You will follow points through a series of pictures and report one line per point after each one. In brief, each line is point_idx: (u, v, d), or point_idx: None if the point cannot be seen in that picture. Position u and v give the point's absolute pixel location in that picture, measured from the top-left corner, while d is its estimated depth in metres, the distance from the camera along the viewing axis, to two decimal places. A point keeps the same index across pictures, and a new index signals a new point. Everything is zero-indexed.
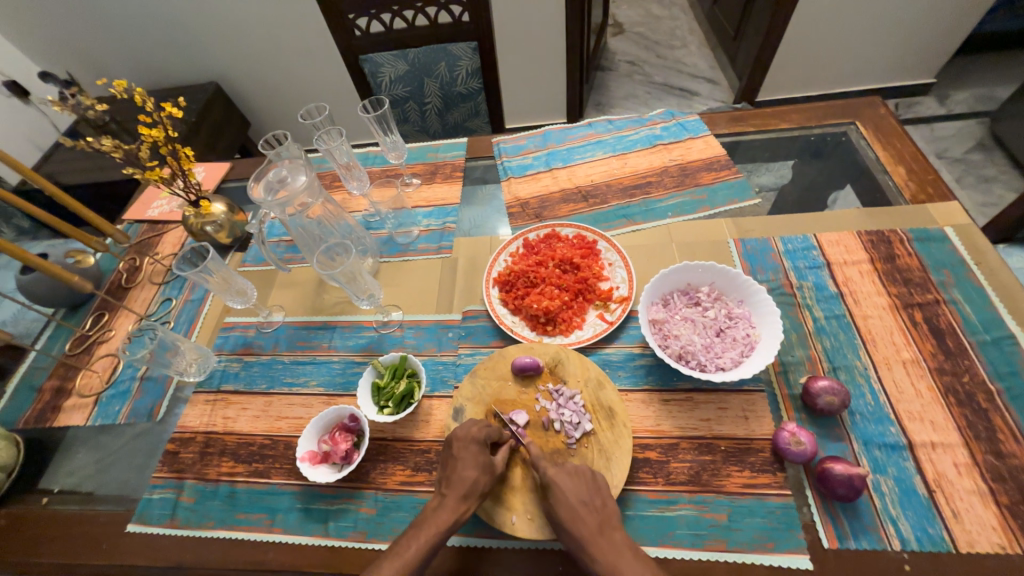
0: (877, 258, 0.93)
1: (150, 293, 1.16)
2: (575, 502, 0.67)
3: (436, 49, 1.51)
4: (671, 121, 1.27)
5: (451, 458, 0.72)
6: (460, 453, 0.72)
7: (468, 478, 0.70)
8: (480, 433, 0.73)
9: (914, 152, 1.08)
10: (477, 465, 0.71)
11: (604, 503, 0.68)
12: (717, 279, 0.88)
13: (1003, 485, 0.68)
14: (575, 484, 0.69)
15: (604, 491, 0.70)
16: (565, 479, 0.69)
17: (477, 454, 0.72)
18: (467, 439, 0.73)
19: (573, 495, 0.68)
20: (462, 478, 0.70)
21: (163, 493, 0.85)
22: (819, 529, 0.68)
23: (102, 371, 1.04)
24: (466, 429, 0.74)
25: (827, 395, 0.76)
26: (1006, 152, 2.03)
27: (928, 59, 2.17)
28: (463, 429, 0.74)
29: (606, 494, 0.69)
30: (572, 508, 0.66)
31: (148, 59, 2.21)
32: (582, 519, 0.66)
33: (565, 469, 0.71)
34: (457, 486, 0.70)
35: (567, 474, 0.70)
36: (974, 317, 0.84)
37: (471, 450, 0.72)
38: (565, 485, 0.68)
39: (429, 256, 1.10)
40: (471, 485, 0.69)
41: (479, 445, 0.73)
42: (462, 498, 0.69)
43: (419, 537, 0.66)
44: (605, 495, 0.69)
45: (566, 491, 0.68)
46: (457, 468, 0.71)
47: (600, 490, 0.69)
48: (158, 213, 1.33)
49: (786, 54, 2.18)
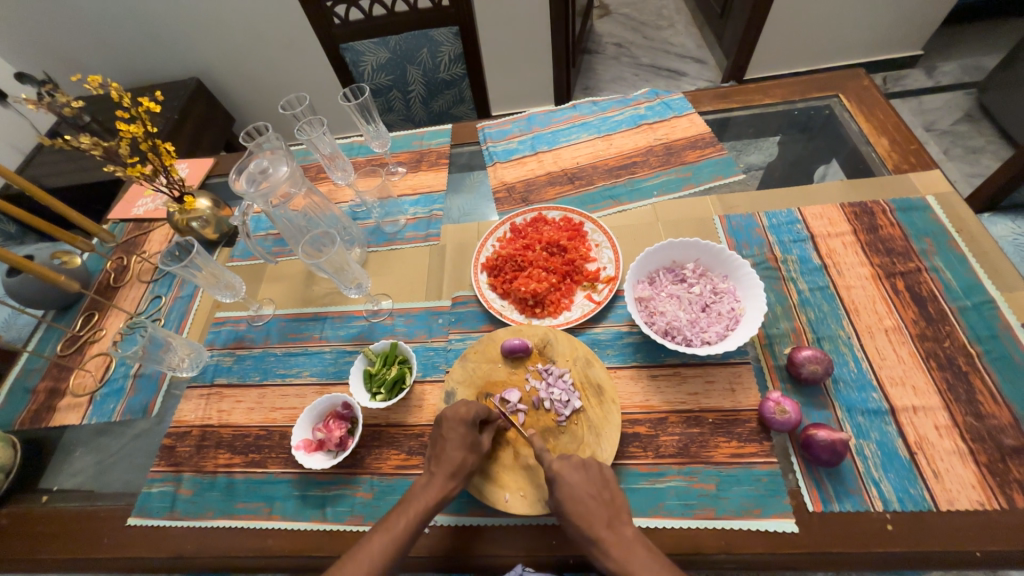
0: (861, 229, 0.94)
1: (140, 291, 1.16)
2: (583, 494, 0.66)
3: (418, 35, 1.49)
4: (655, 101, 1.26)
5: (440, 438, 0.73)
6: (448, 433, 0.73)
7: (456, 458, 0.71)
8: (468, 413, 0.74)
9: (896, 123, 1.08)
10: (464, 445, 0.72)
11: (613, 497, 0.67)
12: (702, 256, 0.89)
13: (982, 445, 0.70)
14: (583, 479, 0.68)
15: (611, 483, 0.69)
16: (572, 472, 0.68)
17: (465, 434, 0.73)
18: (455, 420, 0.73)
19: (580, 489, 0.66)
20: (450, 458, 0.71)
21: (162, 487, 0.86)
22: (803, 493, 0.70)
23: (94, 370, 1.04)
24: (454, 410, 0.75)
25: (810, 364, 0.77)
26: (993, 122, 2.03)
27: (914, 30, 2.16)
28: (453, 410, 0.75)
29: (613, 487, 0.69)
30: (581, 502, 0.65)
31: (127, 56, 2.17)
32: (591, 511, 0.65)
33: (570, 462, 0.69)
34: (445, 465, 0.71)
35: (574, 468, 0.69)
36: (955, 283, 0.85)
37: (459, 431, 0.73)
38: (573, 479, 0.67)
39: (417, 244, 1.10)
40: (458, 463, 0.71)
41: (467, 425, 0.73)
42: (450, 477, 0.71)
43: (409, 511, 0.69)
44: (612, 487, 0.68)
45: (574, 484, 0.67)
46: (445, 448, 0.72)
47: (608, 483, 0.69)
48: (144, 211, 1.32)
49: (772, 30, 2.16)
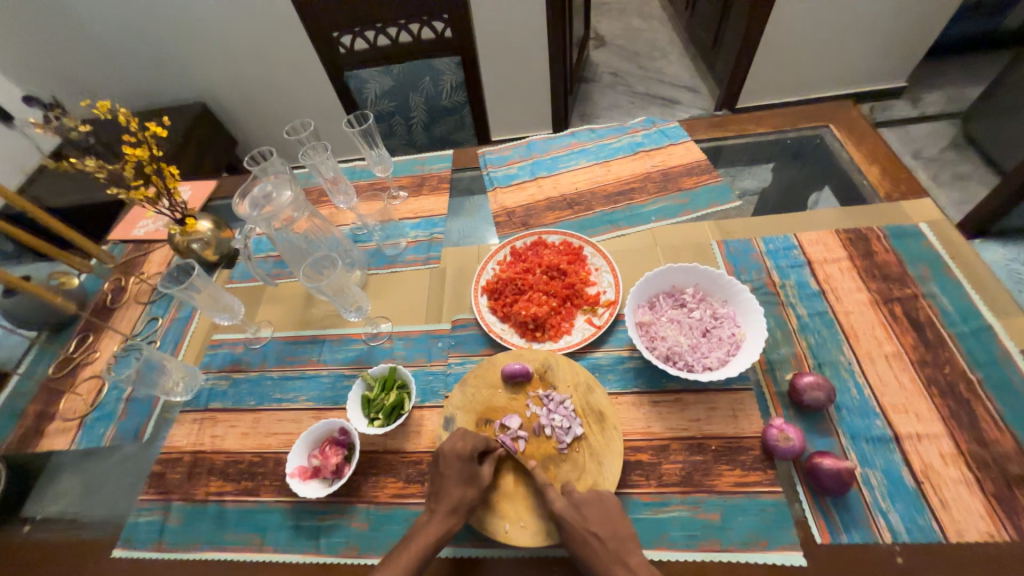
0: (856, 255, 0.96)
1: (136, 312, 1.15)
2: (583, 530, 0.66)
3: (421, 65, 1.54)
4: (652, 128, 1.30)
5: (438, 475, 0.72)
6: (447, 470, 0.71)
7: (455, 493, 0.70)
8: (465, 447, 0.72)
9: (886, 151, 1.11)
10: (464, 480, 0.71)
11: (620, 529, 0.67)
12: (701, 281, 0.90)
13: (988, 473, 0.69)
14: (582, 514, 0.67)
15: (616, 516, 0.68)
16: (569, 509, 0.68)
17: (463, 468, 0.71)
18: (452, 454, 0.72)
19: (579, 525, 0.66)
20: (449, 494, 0.70)
21: (150, 516, 0.84)
22: (811, 524, 0.68)
23: (86, 393, 1.02)
24: (451, 444, 0.73)
25: (813, 391, 0.77)
26: (978, 150, 2.09)
27: (899, 63, 2.24)
28: (452, 444, 0.73)
29: (617, 518, 0.68)
30: (583, 542, 0.65)
31: (135, 80, 2.22)
32: (595, 549, 0.64)
33: (570, 500, 0.69)
34: (445, 500, 0.70)
35: (571, 505, 0.68)
36: (951, 309, 0.86)
37: (457, 466, 0.71)
38: (571, 518, 0.67)
39: (418, 267, 1.10)
40: (458, 498, 0.70)
41: (464, 459, 0.71)
42: (450, 513, 0.69)
43: (410, 549, 0.67)
44: (614, 517, 0.68)
45: (573, 522, 0.66)
46: (443, 484, 0.71)
47: (610, 515, 0.68)
48: (144, 232, 1.32)
49: (762, 62, 2.24)
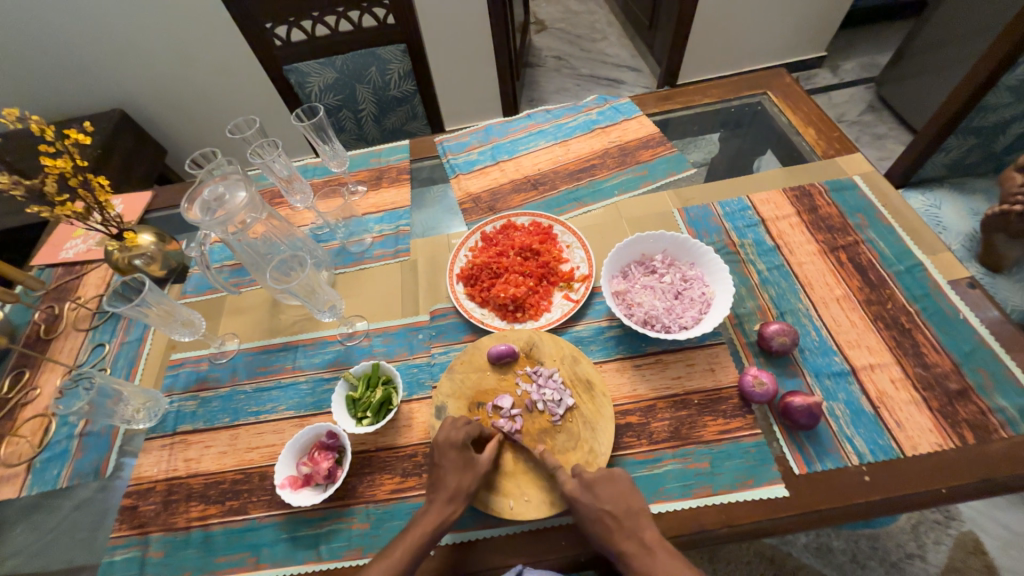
0: (803, 211, 1.03)
1: (78, 341, 1.05)
2: (610, 509, 0.66)
3: (365, 55, 1.48)
4: (605, 106, 1.32)
5: (435, 465, 0.72)
6: (441, 459, 0.71)
7: (451, 483, 0.70)
8: (459, 436, 0.72)
9: (819, 114, 1.20)
10: (464, 469, 0.70)
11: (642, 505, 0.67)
12: (669, 247, 0.94)
13: (932, 392, 0.77)
14: (610, 493, 0.67)
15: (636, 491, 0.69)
16: (601, 487, 0.68)
17: (459, 456, 0.71)
18: (447, 444, 0.72)
19: (608, 504, 0.66)
20: (445, 483, 0.70)
21: (127, 553, 0.78)
22: (789, 458, 0.74)
23: (31, 435, 0.93)
24: (444, 433, 0.73)
25: (779, 337, 0.82)
26: (892, 111, 2.30)
27: (818, 35, 2.40)
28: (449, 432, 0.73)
29: (630, 496, 0.68)
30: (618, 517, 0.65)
31: (36, 89, 2.00)
32: (618, 526, 0.65)
33: (599, 476, 0.69)
34: (442, 489, 0.70)
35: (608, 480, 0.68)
36: (888, 252, 0.94)
37: (452, 455, 0.71)
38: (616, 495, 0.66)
39: (387, 261, 1.08)
40: (455, 486, 0.69)
41: (459, 448, 0.72)
42: (448, 501, 0.69)
43: (405, 539, 0.67)
44: (638, 498, 0.68)
45: (602, 498, 0.67)
46: (440, 473, 0.71)
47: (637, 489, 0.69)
48: (74, 253, 1.20)
49: (697, 39, 2.34)
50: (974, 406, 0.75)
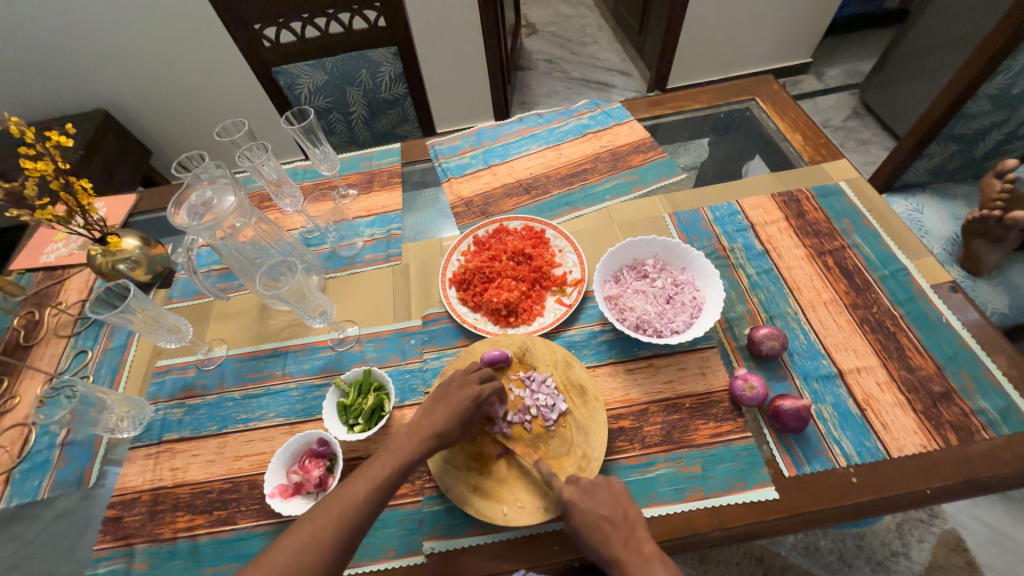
0: (791, 215, 1.04)
1: (59, 347, 1.02)
2: (596, 517, 0.66)
3: (356, 57, 1.47)
4: (597, 111, 1.33)
5: (438, 400, 0.75)
6: (450, 399, 0.74)
7: (444, 419, 0.72)
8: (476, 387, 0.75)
9: (806, 120, 1.22)
10: (461, 411, 0.73)
11: (626, 510, 0.68)
12: (661, 251, 0.95)
13: (916, 394, 0.79)
14: (591, 502, 0.67)
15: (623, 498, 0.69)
16: (581, 497, 0.68)
17: (464, 400, 0.74)
18: (461, 390, 0.75)
19: (592, 514, 0.66)
20: (439, 416, 0.73)
21: (111, 565, 0.76)
22: (779, 461, 0.75)
23: (10, 445, 0.90)
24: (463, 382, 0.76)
25: (768, 341, 0.84)
26: (876, 116, 2.35)
27: (804, 42, 2.45)
28: (461, 377, 0.77)
29: (619, 501, 0.69)
30: (592, 525, 0.65)
31: (15, 88, 1.95)
32: (608, 535, 0.65)
33: (579, 487, 0.69)
34: (432, 423, 0.72)
35: (583, 492, 0.68)
36: (873, 256, 0.96)
37: (460, 398, 0.74)
38: (584, 505, 0.67)
39: (378, 265, 1.07)
40: (444, 421, 0.72)
41: (468, 395, 0.74)
42: (434, 434, 0.71)
43: (386, 461, 0.69)
44: (624, 503, 0.69)
45: (585, 509, 0.67)
46: (438, 408, 0.74)
47: (618, 499, 0.69)
48: (55, 257, 1.17)
49: (686, 45, 2.37)
50: (957, 408, 0.77)
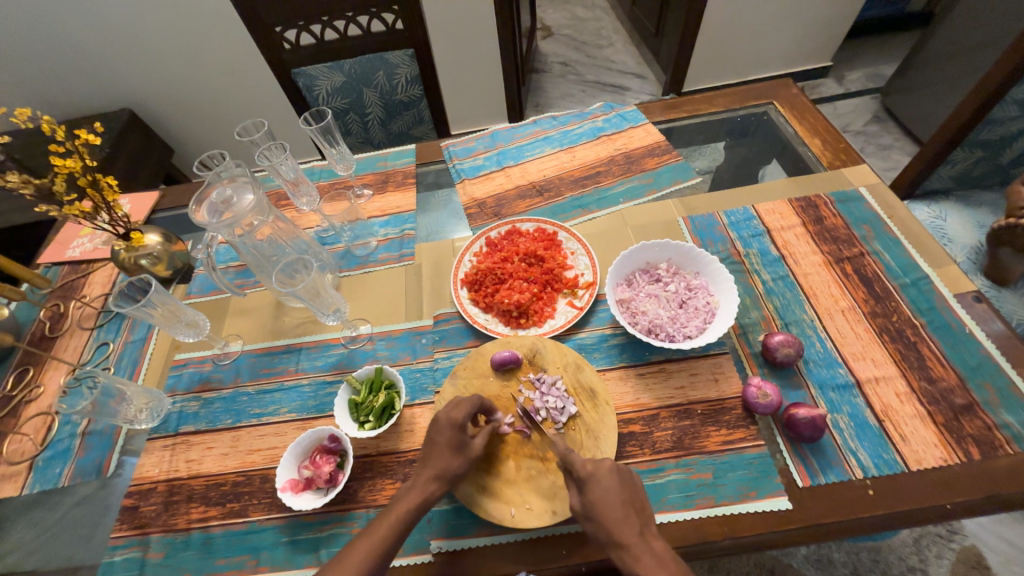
0: (809, 221, 1.03)
1: (82, 340, 1.05)
2: (616, 500, 0.65)
3: (373, 59, 1.49)
4: (611, 113, 1.33)
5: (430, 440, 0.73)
6: (437, 435, 0.72)
7: (441, 462, 0.71)
8: (459, 415, 0.73)
9: (825, 124, 1.20)
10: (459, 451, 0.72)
11: (641, 503, 0.67)
12: (674, 256, 0.94)
13: (937, 406, 0.77)
14: (615, 484, 0.66)
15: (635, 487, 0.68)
16: (607, 476, 0.66)
17: (454, 436, 0.72)
18: (445, 422, 0.72)
19: (613, 495, 0.65)
20: (436, 461, 0.71)
21: (128, 553, 0.78)
22: (792, 471, 0.73)
23: (34, 433, 0.93)
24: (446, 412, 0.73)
25: (783, 348, 0.82)
26: (898, 121, 2.30)
27: (824, 45, 2.41)
28: (453, 410, 0.73)
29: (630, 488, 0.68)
30: (612, 508, 0.64)
31: (46, 88, 2.01)
32: (624, 519, 0.64)
33: (605, 466, 0.67)
34: (431, 465, 0.71)
35: (608, 472, 0.67)
36: (894, 264, 0.94)
37: (448, 433, 0.72)
38: (607, 484, 0.65)
39: (391, 265, 1.08)
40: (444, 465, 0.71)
41: (456, 429, 0.72)
42: (434, 478, 0.70)
43: (393, 513, 0.68)
44: (639, 495, 0.68)
45: (608, 490, 0.65)
46: (432, 450, 0.72)
47: (637, 490, 0.68)
48: (80, 252, 1.21)
49: (702, 48, 2.35)
50: (980, 421, 0.75)
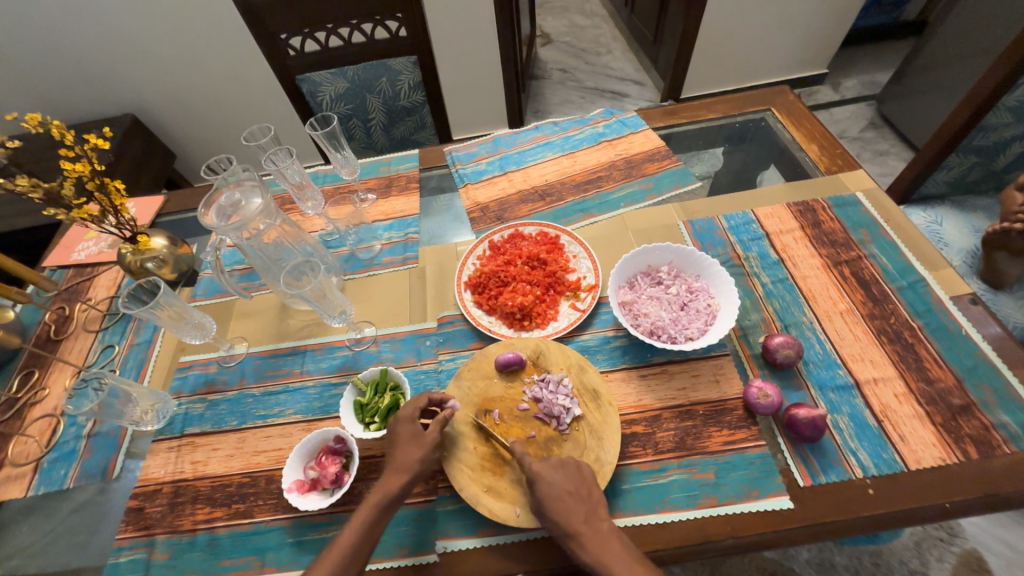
0: (807, 225, 1.04)
1: (87, 342, 1.06)
2: (560, 491, 0.68)
3: (376, 65, 1.51)
4: (612, 119, 1.35)
5: (394, 436, 0.76)
6: (399, 430, 0.76)
7: (409, 453, 0.73)
8: (410, 410, 0.77)
9: (822, 130, 1.22)
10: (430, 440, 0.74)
11: (589, 491, 0.70)
12: (675, 258, 0.95)
13: (935, 407, 0.78)
14: (560, 477, 0.70)
15: (588, 477, 0.71)
16: (551, 471, 0.70)
17: (413, 429, 0.76)
18: (404, 417, 0.76)
19: (558, 487, 0.69)
20: (403, 453, 0.74)
21: (132, 555, 0.78)
22: (794, 470, 0.74)
23: (39, 435, 0.93)
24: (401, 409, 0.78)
25: (783, 349, 0.83)
26: (893, 128, 2.33)
27: (820, 53, 2.44)
28: (402, 409, 0.78)
29: (584, 478, 0.71)
30: (561, 499, 0.68)
31: (50, 93, 2.03)
32: (569, 508, 0.67)
33: (550, 462, 0.71)
34: (399, 457, 0.74)
35: (554, 467, 0.71)
36: (891, 267, 0.96)
37: (407, 427, 0.76)
38: (552, 478, 0.69)
39: (395, 268, 1.09)
40: (413, 455, 0.73)
41: (414, 422, 0.76)
42: (405, 468, 0.72)
43: (369, 502, 0.71)
44: (590, 484, 0.71)
45: (552, 483, 0.69)
46: (398, 444, 0.75)
47: (585, 479, 0.71)
48: (85, 255, 1.22)
49: (700, 55, 2.38)
50: (977, 421, 0.76)
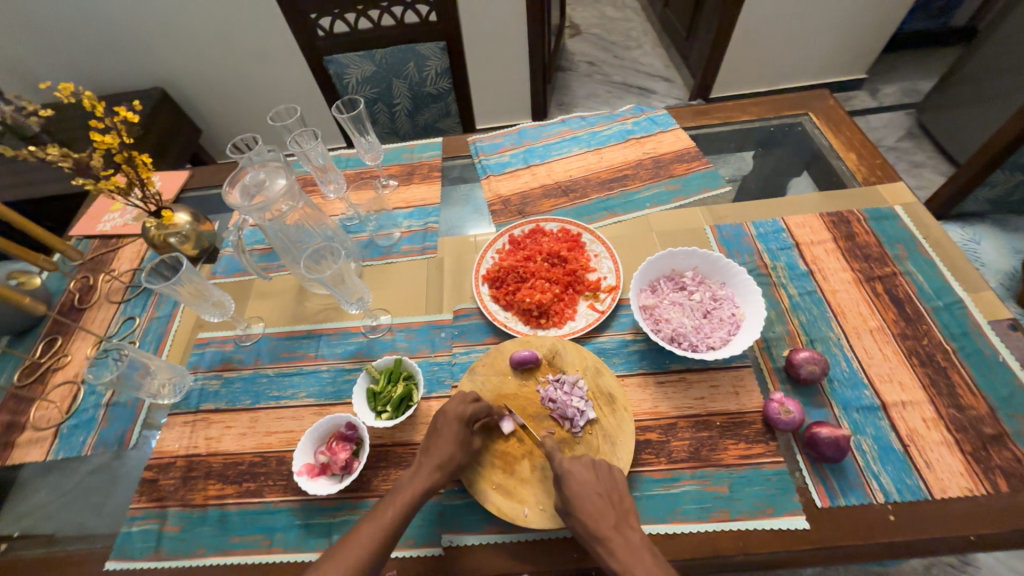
0: (840, 237, 1.01)
1: (110, 313, 1.08)
2: (593, 492, 0.67)
3: (404, 50, 1.49)
4: (641, 116, 1.31)
5: (435, 432, 0.74)
6: (444, 428, 0.73)
7: (446, 452, 0.72)
8: (467, 411, 0.74)
9: (862, 139, 1.17)
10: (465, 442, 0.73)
11: (620, 497, 0.68)
12: (700, 264, 0.93)
13: (965, 434, 0.75)
14: (591, 477, 0.69)
15: (616, 481, 0.70)
16: (581, 470, 0.69)
17: (460, 430, 0.73)
18: (454, 415, 0.74)
19: (589, 487, 0.67)
20: (440, 450, 0.72)
21: (144, 525, 0.79)
22: (811, 490, 0.72)
23: (59, 401, 0.95)
24: (452, 405, 0.75)
25: (808, 365, 0.81)
26: (932, 139, 2.24)
27: (860, 56, 2.35)
28: (450, 404, 0.75)
29: (614, 485, 0.69)
30: (589, 498, 0.66)
31: (81, 63, 2.06)
32: (599, 509, 0.66)
33: (580, 461, 0.70)
34: (435, 456, 0.72)
35: (584, 467, 0.70)
36: (928, 286, 0.92)
37: (455, 427, 0.73)
38: (582, 477, 0.68)
39: (414, 257, 1.08)
40: (449, 456, 0.72)
41: (463, 422, 0.73)
42: (439, 468, 0.71)
43: (398, 500, 0.69)
44: (618, 488, 0.69)
45: (582, 482, 0.67)
46: (438, 441, 0.73)
47: (616, 483, 0.70)
48: (111, 226, 1.23)
49: (734, 54, 2.30)
50: (1009, 452, 0.73)
